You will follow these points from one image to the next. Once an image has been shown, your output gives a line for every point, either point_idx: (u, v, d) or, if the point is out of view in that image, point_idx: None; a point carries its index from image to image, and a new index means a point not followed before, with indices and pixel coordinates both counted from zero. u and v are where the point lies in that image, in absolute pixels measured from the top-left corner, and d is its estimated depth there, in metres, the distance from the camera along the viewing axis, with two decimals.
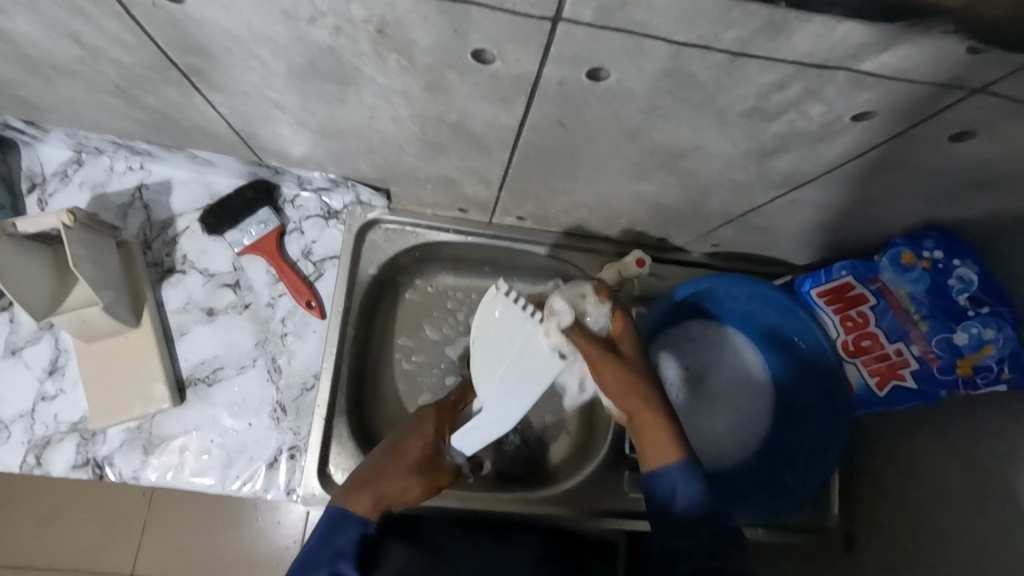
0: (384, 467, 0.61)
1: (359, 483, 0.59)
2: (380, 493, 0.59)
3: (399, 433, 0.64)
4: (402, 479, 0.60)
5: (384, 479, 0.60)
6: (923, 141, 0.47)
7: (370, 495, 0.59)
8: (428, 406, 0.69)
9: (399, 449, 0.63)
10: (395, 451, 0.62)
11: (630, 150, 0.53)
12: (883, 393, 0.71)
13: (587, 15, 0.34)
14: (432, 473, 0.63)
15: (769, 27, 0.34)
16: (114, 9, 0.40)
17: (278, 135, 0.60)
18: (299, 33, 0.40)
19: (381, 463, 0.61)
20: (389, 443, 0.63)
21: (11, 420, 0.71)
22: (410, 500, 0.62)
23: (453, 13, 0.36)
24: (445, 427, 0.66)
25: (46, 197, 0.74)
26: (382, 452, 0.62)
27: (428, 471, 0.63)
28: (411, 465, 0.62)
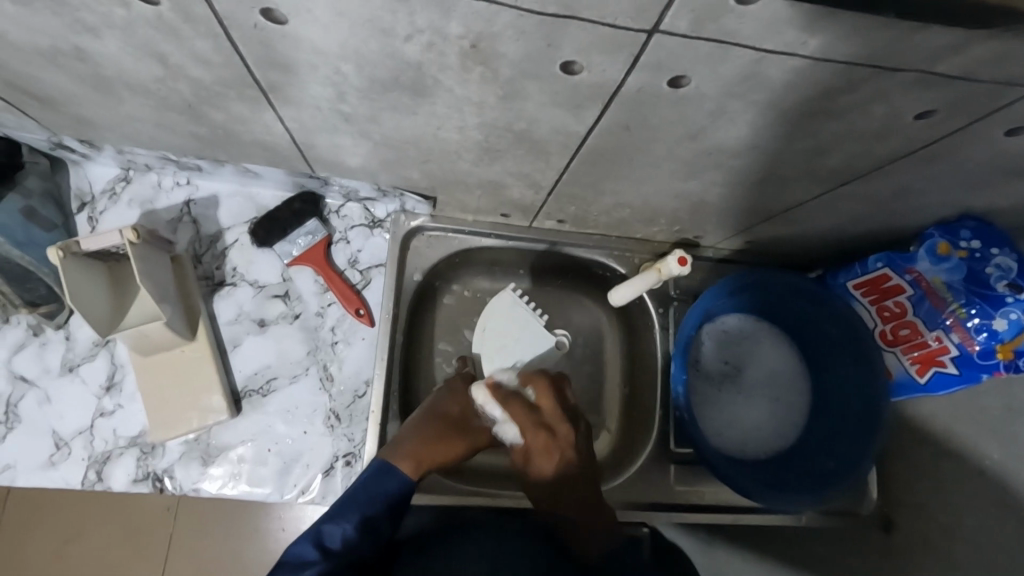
0: (430, 432, 0.72)
1: (406, 445, 0.70)
2: (423, 457, 0.70)
3: (442, 400, 0.76)
4: (443, 440, 0.72)
5: (427, 444, 0.71)
6: (977, 136, 0.49)
7: (413, 456, 0.70)
8: (455, 377, 0.79)
9: (444, 415, 0.74)
10: (440, 418, 0.74)
11: (688, 152, 0.55)
12: (923, 379, 0.74)
13: (683, 27, 0.36)
14: (472, 437, 0.75)
15: (856, 34, 0.36)
16: (210, 30, 0.42)
17: (337, 146, 0.62)
18: (391, 50, 0.42)
19: (426, 431, 0.72)
20: (432, 407, 0.75)
21: (70, 436, 0.71)
22: (457, 459, 0.74)
23: (551, 28, 0.37)
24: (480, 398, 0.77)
25: (96, 215, 0.76)
26: (429, 420, 0.73)
27: (470, 435, 0.75)
28: (454, 430, 0.74)
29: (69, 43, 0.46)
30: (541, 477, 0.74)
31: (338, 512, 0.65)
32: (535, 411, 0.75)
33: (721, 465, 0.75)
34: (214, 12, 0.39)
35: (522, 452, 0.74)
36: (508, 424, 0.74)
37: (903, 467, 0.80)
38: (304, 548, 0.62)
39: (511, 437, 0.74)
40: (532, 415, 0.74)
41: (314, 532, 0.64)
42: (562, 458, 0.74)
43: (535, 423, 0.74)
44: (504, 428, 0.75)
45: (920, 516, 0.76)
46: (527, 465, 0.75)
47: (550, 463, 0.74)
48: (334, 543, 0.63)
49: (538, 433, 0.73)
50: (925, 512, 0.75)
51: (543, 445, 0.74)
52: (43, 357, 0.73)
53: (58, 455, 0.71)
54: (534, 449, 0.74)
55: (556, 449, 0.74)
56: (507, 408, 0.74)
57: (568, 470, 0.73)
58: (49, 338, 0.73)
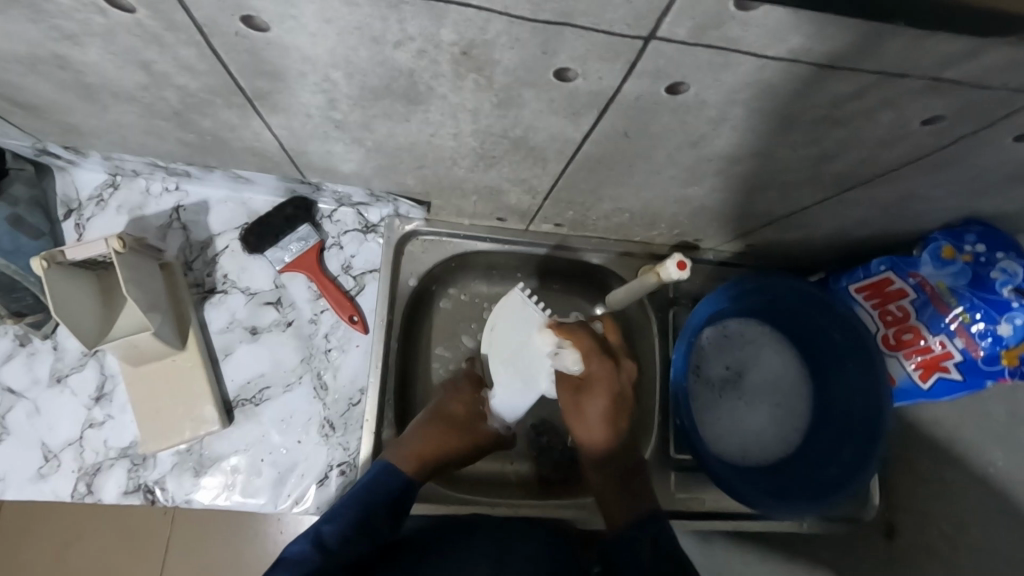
0: (432, 434, 0.72)
1: (410, 444, 0.71)
2: (426, 456, 0.71)
3: (446, 400, 0.76)
4: (444, 442, 0.73)
5: (430, 444, 0.72)
6: (986, 141, 0.48)
7: (416, 455, 0.71)
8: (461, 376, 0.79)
9: (448, 415, 0.75)
10: (443, 417, 0.74)
11: (689, 158, 0.54)
12: (926, 385, 0.73)
13: (682, 34, 0.35)
14: (477, 435, 0.76)
15: (863, 41, 0.35)
16: (193, 38, 0.40)
17: (329, 153, 0.60)
18: (381, 57, 0.40)
19: (428, 431, 0.72)
20: (435, 408, 0.75)
21: (60, 448, 0.70)
22: (460, 459, 0.75)
23: (546, 35, 0.36)
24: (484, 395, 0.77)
25: (83, 221, 0.75)
26: (432, 420, 0.73)
27: (474, 432, 0.76)
28: (457, 428, 0.74)
29: (48, 51, 0.44)
30: (591, 417, 0.71)
31: (337, 514, 0.65)
32: (602, 344, 0.73)
33: (725, 475, 0.74)
34: (196, 20, 0.38)
35: (573, 382, 0.72)
36: (568, 353, 0.71)
37: (907, 473, 0.79)
38: (300, 546, 0.61)
39: (569, 364, 0.71)
40: (597, 344, 0.72)
41: (312, 531, 0.63)
42: (615, 419, 0.71)
43: (598, 351, 0.71)
44: (562, 358, 0.71)
45: (925, 525, 0.74)
46: (573, 415, 0.72)
47: (601, 399, 0.71)
48: (331, 541, 0.62)
49: (603, 361, 0.71)
50: (931, 517, 0.74)
51: (604, 376, 0.71)
52: (31, 367, 0.72)
53: (47, 467, 0.70)
54: (591, 386, 0.71)
55: (614, 381, 0.71)
56: (569, 338, 0.72)
57: (620, 425, 0.72)
58: (36, 349, 0.72)
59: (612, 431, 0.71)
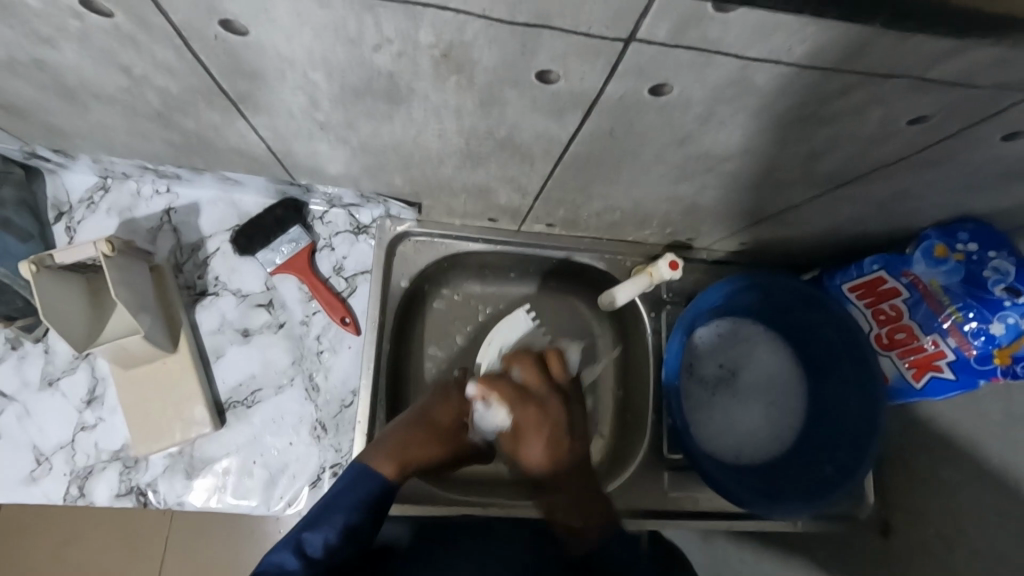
0: (420, 437, 0.69)
1: (394, 444, 0.68)
2: (407, 459, 0.67)
3: (432, 405, 0.73)
4: (431, 446, 0.70)
5: (412, 447, 0.68)
6: (975, 139, 0.48)
7: (397, 458, 0.66)
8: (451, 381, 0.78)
9: (433, 423, 0.72)
10: (427, 423, 0.71)
11: (676, 157, 0.53)
12: (919, 384, 0.73)
13: (661, 34, 0.34)
14: (453, 447, 0.74)
15: (845, 40, 0.34)
16: (171, 40, 0.40)
17: (316, 153, 0.60)
18: (360, 58, 0.40)
19: (416, 434, 0.69)
20: (421, 409, 0.72)
21: (51, 451, 0.70)
22: (434, 466, 0.72)
23: (523, 35, 0.36)
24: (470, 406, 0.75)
25: (74, 224, 0.75)
26: (416, 424, 0.70)
27: (453, 444, 0.73)
28: (440, 438, 0.72)
29: (27, 54, 0.44)
30: (531, 461, 0.71)
31: (319, 517, 0.61)
32: (520, 389, 0.72)
33: (720, 475, 0.73)
34: (172, 22, 0.37)
35: (511, 434, 0.72)
36: (495, 407, 0.72)
37: (902, 471, 0.78)
38: (283, 557, 0.57)
39: (500, 420, 0.72)
40: (516, 391, 0.72)
41: (294, 540, 0.59)
42: (555, 452, 0.71)
43: (519, 399, 0.71)
44: (490, 412, 0.73)
45: (919, 523, 0.74)
46: (516, 450, 0.72)
47: (538, 442, 0.71)
48: (317, 554, 0.58)
49: (526, 408, 0.71)
50: (924, 516, 0.73)
51: (532, 420, 0.71)
52: (21, 370, 0.72)
53: (39, 470, 0.70)
54: (526, 432, 0.71)
55: (545, 420, 0.71)
56: (494, 389, 0.72)
57: (558, 459, 0.71)
58: (27, 352, 0.72)
59: (555, 463, 0.71)
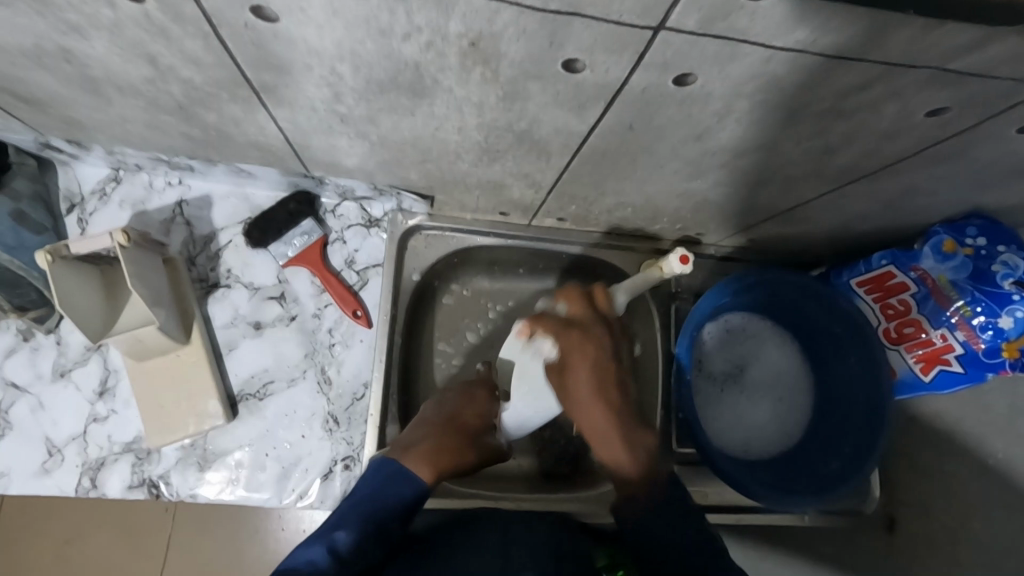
0: (448, 441, 0.70)
1: (425, 451, 0.68)
2: (439, 465, 0.68)
3: (460, 407, 0.73)
4: (462, 450, 0.70)
5: (443, 454, 0.68)
6: (989, 134, 0.48)
7: (429, 464, 0.67)
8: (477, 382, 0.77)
9: (462, 426, 0.72)
10: (457, 425, 0.71)
11: (693, 152, 0.54)
12: (928, 377, 0.74)
13: (690, 25, 0.35)
14: (483, 448, 0.74)
15: (870, 31, 0.35)
16: (201, 30, 0.40)
17: (333, 147, 0.60)
18: (388, 49, 0.40)
19: (445, 439, 0.70)
20: (450, 411, 0.72)
21: (63, 443, 0.70)
22: (466, 468, 0.72)
23: (554, 26, 0.36)
24: (497, 408, 0.75)
25: (86, 216, 0.75)
26: (446, 429, 0.70)
27: (481, 447, 0.74)
28: (470, 440, 0.72)
29: (53, 43, 0.44)
30: (578, 396, 0.64)
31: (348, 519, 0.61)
32: (567, 320, 0.66)
33: (731, 468, 0.74)
34: (203, 11, 0.38)
35: (556, 368, 0.64)
36: (540, 338, 0.65)
37: (906, 464, 0.79)
38: (314, 553, 0.57)
39: (548, 352, 0.65)
40: (561, 322, 0.65)
41: (326, 540, 0.58)
42: (606, 399, 0.64)
43: (565, 328, 0.64)
44: (537, 344, 0.66)
45: (925, 516, 0.75)
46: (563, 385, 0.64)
47: (585, 372, 0.63)
48: (346, 551, 0.58)
49: (570, 334, 0.64)
50: (930, 510, 0.74)
51: (578, 346, 0.63)
52: (33, 362, 0.72)
53: (51, 462, 0.70)
54: (572, 359, 0.63)
55: (590, 346, 0.64)
56: (536, 323, 0.65)
57: (631, 434, 0.65)
58: (40, 344, 0.72)
59: (617, 424, 0.64)
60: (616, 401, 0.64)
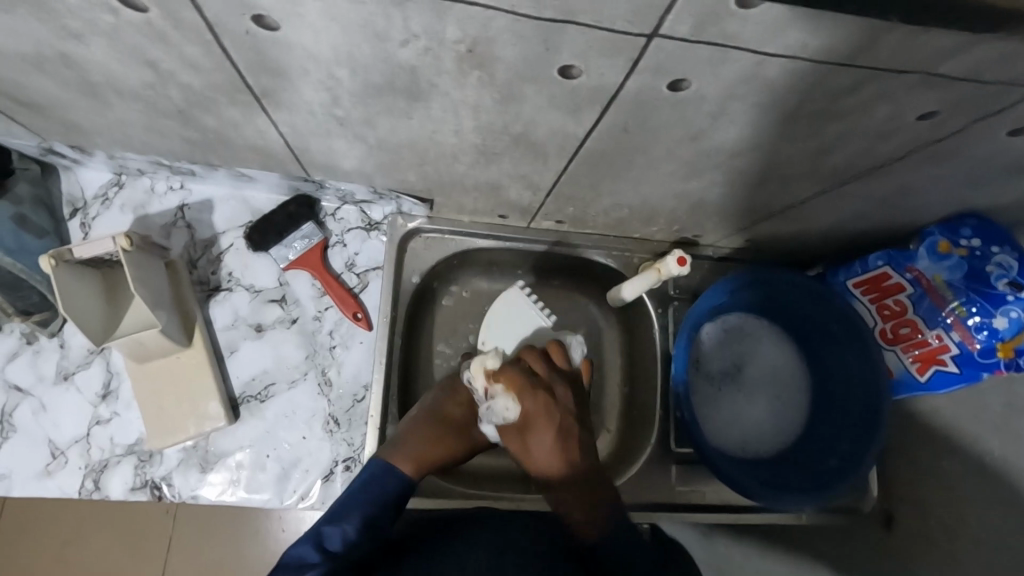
0: (428, 435, 0.71)
1: (404, 446, 0.69)
2: (423, 458, 0.70)
3: (441, 401, 0.75)
4: (443, 443, 0.72)
5: (426, 444, 0.70)
6: (980, 135, 0.49)
7: (413, 458, 0.69)
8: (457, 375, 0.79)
9: (444, 417, 0.73)
10: (438, 420, 0.73)
11: (688, 153, 0.55)
12: (923, 377, 0.74)
13: (683, 30, 0.36)
14: (469, 441, 0.75)
15: (858, 34, 0.35)
16: (200, 36, 0.41)
17: (332, 150, 0.61)
18: (384, 54, 0.41)
19: (422, 432, 0.71)
20: (428, 407, 0.74)
21: (67, 445, 0.71)
22: (452, 461, 0.74)
23: (547, 31, 0.37)
24: (481, 400, 0.76)
25: (88, 221, 0.75)
26: (427, 421, 0.72)
27: (468, 438, 0.75)
28: (452, 431, 0.73)
29: (55, 50, 0.45)
30: (541, 454, 0.70)
31: (339, 512, 0.64)
32: (531, 376, 0.73)
33: (728, 467, 0.74)
34: (203, 18, 0.38)
35: (515, 428, 0.71)
36: (500, 397, 0.71)
37: (908, 464, 0.79)
38: (304, 550, 0.60)
39: (506, 412, 0.71)
40: (523, 377, 0.73)
41: (314, 533, 0.62)
42: (562, 448, 0.70)
43: (530, 387, 0.72)
44: (495, 405, 0.72)
45: (923, 516, 0.75)
46: (523, 451, 0.72)
47: (546, 434, 0.70)
48: (335, 545, 0.61)
49: (536, 394, 0.71)
50: (929, 510, 0.74)
51: (542, 411, 0.71)
52: (37, 365, 0.72)
53: (54, 464, 0.70)
54: (534, 423, 0.70)
55: (553, 413, 0.71)
56: (500, 380, 0.72)
57: (569, 447, 0.70)
58: (43, 346, 0.73)
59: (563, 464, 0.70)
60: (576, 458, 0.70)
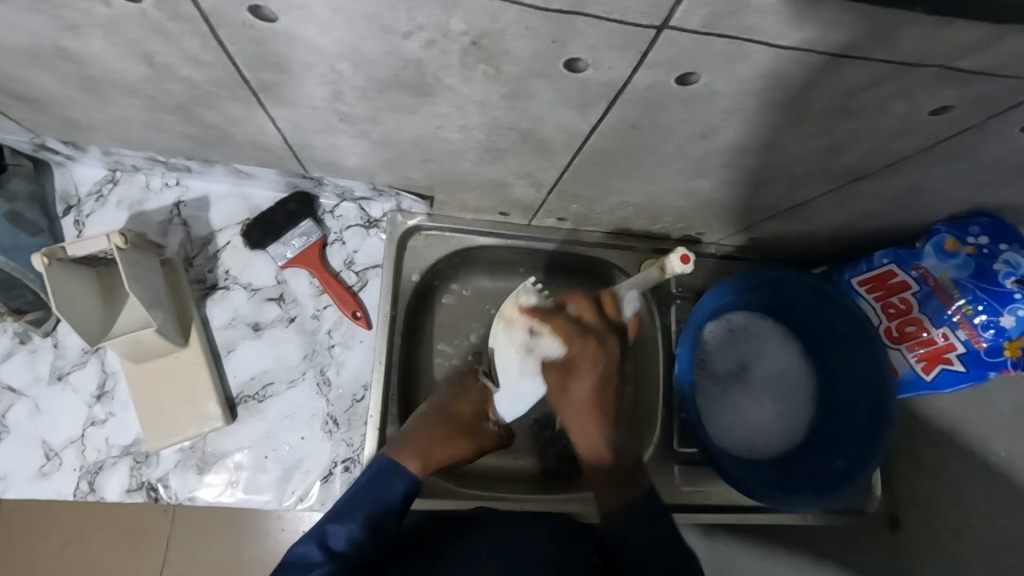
0: (435, 432, 0.70)
1: (412, 443, 0.69)
2: (429, 454, 0.69)
3: (453, 398, 0.74)
4: (451, 440, 0.71)
5: (432, 444, 0.70)
6: (995, 132, 0.48)
7: (419, 455, 0.68)
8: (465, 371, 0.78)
9: (452, 415, 0.72)
10: (448, 416, 0.72)
11: (697, 150, 0.53)
12: (929, 377, 0.73)
13: (696, 23, 0.35)
14: (478, 438, 0.74)
15: (878, 28, 0.34)
16: (199, 28, 0.40)
17: (334, 146, 0.60)
18: (390, 48, 0.40)
19: (430, 428, 0.70)
20: (437, 403, 0.73)
21: (61, 447, 0.70)
22: (460, 459, 0.73)
23: (558, 24, 0.36)
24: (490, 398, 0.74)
25: (83, 218, 0.74)
26: (434, 420, 0.71)
27: (477, 436, 0.74)
28: (461, 428, 0.72)
29: (49, 42, 0.44)
30: (576, 400, 0.68)
31: (343, 511, 0.62)
32: (579, 322, 0.67)
33: (732, 468, 0.73)
34: (202, 9, 0.37)
35: (557, 367, 0.68)
36: (545, 337, 0.67)
37: (911, 465, 0.79)
38: (308, 549, 0.59)
39: (551, 351, 0.67)
40: (573, 326, 0.67)
41: (318, 532, 0.61)
42: (602, 411, 0.69)
43: (579, 332, 0.67)
44: (538, 342, 0.68)
45: (930, 517, 0.74)
46: (560, 391, 0.69)
47: (589, 377, 0.68)
48: (340, 545, 0.60)
49: (587, 341, 0.66)
50: (935, 510, 0.74)
51: (588, 354, 0.67)
52: (31, 364, 0.71)
53: (49, 465, 0.69)
54: (580, 365, 0.67)
55: (599, 358, 0.67)
56: (546, 322, 0.67)
57: (603, 392, 0.69)
58: (37, 346, 0.72)
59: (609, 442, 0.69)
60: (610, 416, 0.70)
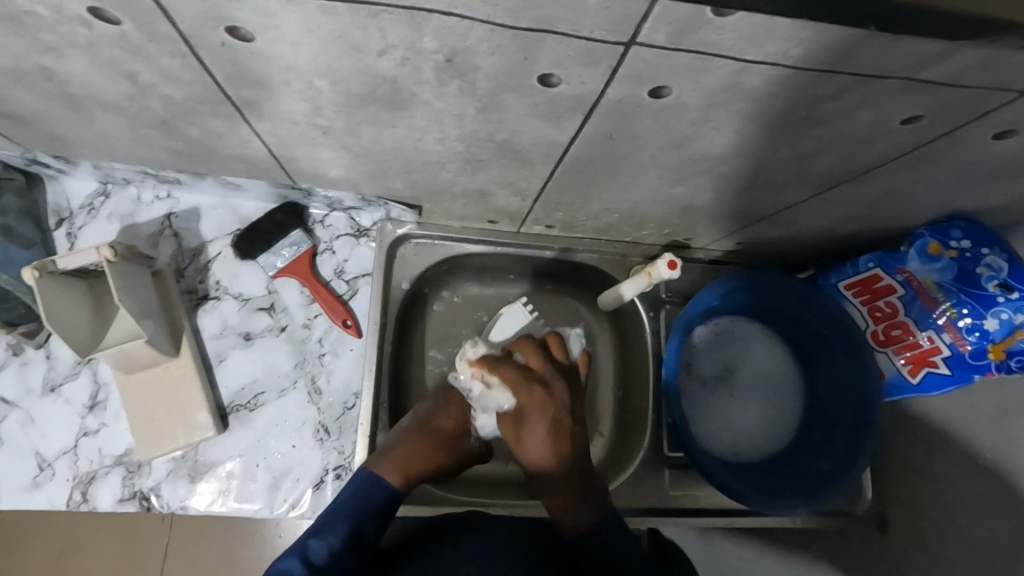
0: (419, 446, 0.71)
1: (394, 455, 0.69)
2: (410, 468, 0.70)
3: (435, 411, 0.74)
4: (433, 455, 0.72)
5: (416, 455, 0.70)
6: (966, 139, 0.49)
7: (401, 468, 0.69)
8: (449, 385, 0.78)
9: (436, 429, 0.73)
10: (431, 431, 0.72)
11: (674, 159, 0.54)
12: (915, 379, 0.74)
13: (661, 39, 0.35)
14: (456, 452, 0.75)
15: (837, 43, 0.35)
16: (177, 49, 0.40)
17: (317, 159, 0.60)
18: (363, 65, 0.41)
19: (414, 442, 0.71)
20: (421, 416, 0.74)
21: (54, 457, 0.70)
22: (440, 473, 0.74)
23: (525, 40, 0.36)
24: (472, 413, 0.76)
25: (75, 230, 0.75)
26: (419, 431, 0.72)
27: (458, 450, 0.75)
28: (444, 442, 0.73)
29: (32, 63, 0.44)
30: (529, 442, 0.70)
31: (325, 525, 0.64)
32: (529, 372, 0.72)
33: (717, 470, 0.73)
34: (178, 31, 0.38)
35: (511, 418, 0.72)
36: (496, 388, 0.72)
37: (897, 466, 0.79)
38: (289, 563, 0.60)
39: (505, 403, 0.72)
40: (519, 374, 0.71)
41: (300, 547, 0.62)
42: (555, 442, 0.70)
43: (524, 380, 0.71)
44: (491, 394, 0.73)
45: (916, 516, 0.75)
46: (517, 453, 0.72)
47: (540, 424, 0.70)
48: (319, 559, 0.61)
49: (532, 389, 0.70)
50: (921, 510, 0.74)
51: (536, 402, 0.70)
52: (24, 376, 0.72)
53: (42, 476, 0.70)
54: (529, 415, 0.70)
55: (549, 406, 0.70)
56: (495, 372, 0.71)
57: (558, 446, 0.70)
58: (29, 358, 0.72)
59: (558, 461, 0.69)
60: (566, 449, 0.70)
